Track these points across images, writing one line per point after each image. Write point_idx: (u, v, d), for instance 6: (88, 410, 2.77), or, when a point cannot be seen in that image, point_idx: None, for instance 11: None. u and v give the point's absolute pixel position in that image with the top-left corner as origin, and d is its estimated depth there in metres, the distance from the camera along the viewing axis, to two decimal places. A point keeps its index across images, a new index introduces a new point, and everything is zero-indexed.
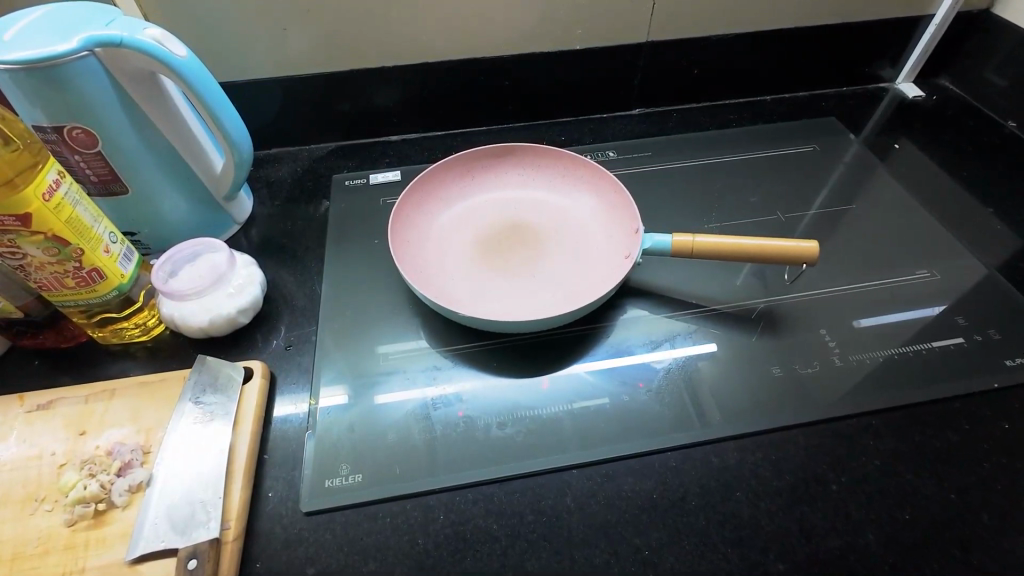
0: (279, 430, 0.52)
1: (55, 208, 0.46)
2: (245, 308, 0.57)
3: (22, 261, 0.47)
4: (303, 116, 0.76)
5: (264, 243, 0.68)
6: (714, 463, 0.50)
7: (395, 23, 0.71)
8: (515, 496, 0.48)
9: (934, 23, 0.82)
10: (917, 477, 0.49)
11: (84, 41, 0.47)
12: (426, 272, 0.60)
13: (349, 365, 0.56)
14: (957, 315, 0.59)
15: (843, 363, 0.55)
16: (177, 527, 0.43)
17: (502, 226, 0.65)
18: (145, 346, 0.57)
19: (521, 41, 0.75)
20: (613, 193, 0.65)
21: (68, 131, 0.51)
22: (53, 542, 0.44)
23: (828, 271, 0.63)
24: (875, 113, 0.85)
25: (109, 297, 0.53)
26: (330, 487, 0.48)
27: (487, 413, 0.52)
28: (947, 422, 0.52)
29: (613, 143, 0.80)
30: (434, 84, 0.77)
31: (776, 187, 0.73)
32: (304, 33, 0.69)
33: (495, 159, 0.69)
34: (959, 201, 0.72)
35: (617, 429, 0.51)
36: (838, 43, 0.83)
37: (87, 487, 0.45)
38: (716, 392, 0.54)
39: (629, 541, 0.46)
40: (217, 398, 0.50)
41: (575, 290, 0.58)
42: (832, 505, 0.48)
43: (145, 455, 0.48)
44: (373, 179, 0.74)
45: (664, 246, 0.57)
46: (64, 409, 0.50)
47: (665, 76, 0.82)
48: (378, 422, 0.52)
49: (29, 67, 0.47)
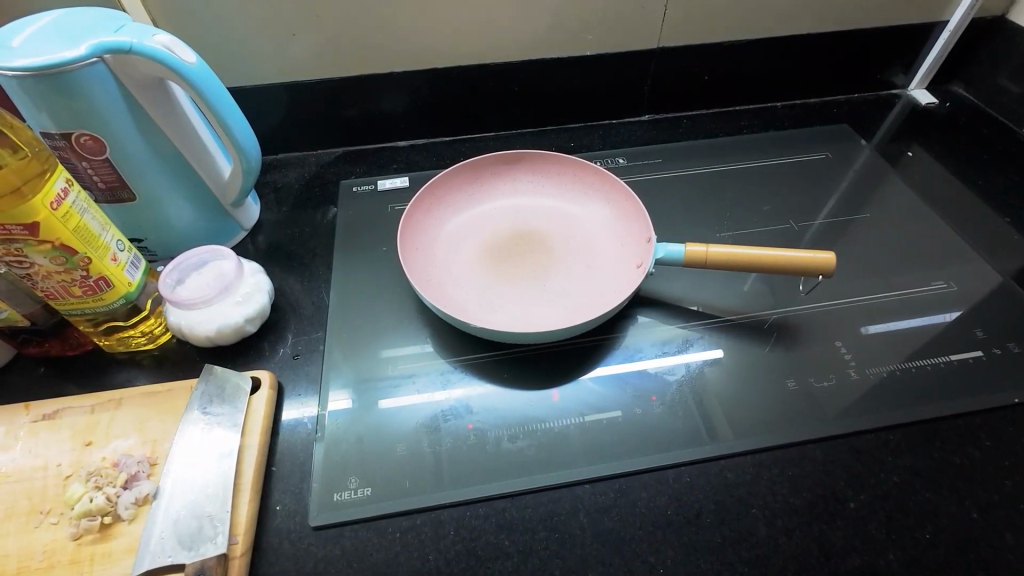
0: (286, 440, 0.52)
1: (63, 217, 0.45)
2: (252, 316, 0.56)
3: (29, 269, 0.47)
4: (311, 120, 0.76)
5: (270, 249, 0.67)
6: (729, 478, 0.49)
7: (404, 29, 0.70)
8: (527, 511, 0.48)
9: (949, 29, 0.81)
10: (937, 496, 0.48)
11: (92, 47, 0.47)
12: (434, 280, 0.59)
13: (356, 374, 0.55)
14: (976, 328, 0.58)
15: (859, 376, 0.55)
16: (184, 541, 0.42)
17: (512, 234, 0.64)
18: (151, 354, 0.57)
19: (530, 47, 0.75)
20: (624, 202, 0.64)
21: (75, 137, 0.51)
22: (58, 556, 0.43)
23: (842, 280, 0.62)
24: (886, 119, 0.84)
25: (115, 306, 0.52)
26: (339, 501, 0.48)
27: (499, 424, 0.52)
28: (967, 438, 0.51)
29: (624, 149, 0.79)
30: (442, 90, 0.76)
31: (787, 195, 0.72)
32: (313, 39, 0.69)
33: (504, 165, 0.68)
34: (974, 209, 0.71)
35: (630, 443, 0.51)
36: (850, 49, 0.82)
37: (93, 499, 0.44)
38: (729, 406, 0.53)
39: (643, 559, 0.45)
40: (224, 408, 0.50)
41: (587, 299, 0.57)
42: (850, 524, 0.47)
43: (151, 467, 0.47)
44: (381, 185, 0.74)
45: (676, 256, 0.56)
46: (70, 419, 0.50)
47: (676, 82, 0.81)
48: (388, 434, 0.51)
49: (37, 73, 0.46)
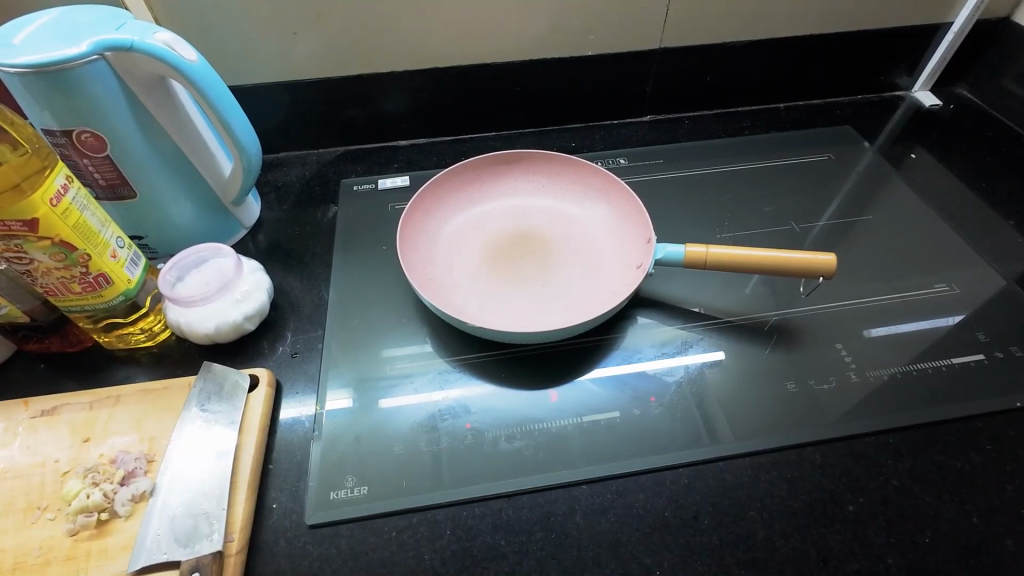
0: (284, 438, 0.52)
1: (62, 213, 0.45)
2: (251, 314, 0.56)
3: (29, 266, 0.47)
4: (313, 119, 0.76)
5: (271, 248, 0.67)
6: (727, 481, 0.49)
7: (406, 29, 0.70)
8: (524, 511, 0.47)
9: (953, 31, 0.81)
10: (938, 500, 0.48)
11: (94, 45, 0.47)
12: (434, 280, 0.59)
13: (355, 373, 0.55)
14: (979, 331, 0.57)
15: (860, 379, 0.54)
16: (180, 538, 0.42)
17: (512, 234, 0.64)
18: (150, 351, 0.57)
19: (532, 47, 0.75)
20: (625, 202, 0.64)
21: (76, 135, 0.51)
22: (54, 552, 0.43)
23: (843, 283, 0.62)
24: (890, 121, 0.84)
25: (115, 303, 0.52)
26: (335, 499, 0.48)
27: (497, 424, 0.51)
28: (969, 442, 0.51)
29: (625, 150, 0.79)
30: (444, 89, 0.76)
31: (790, 197, 0.72)
32: (315, 38, 0.69)
33: (506, 165, 0.68)
34: (977, 211, 0.70)
35: (629, 444, 0.50)
36: (853, 51, 0.82)
37: (90, 496, 0.44)
38: (729, 407, 0.52)
39: (640, 560, 0.45)
40: (222, 405, 0.50)
41: (587, 300, 0.57)
42: (850, 528, 0.46)
43: (148, 464, 0.47)
44: (382, 185, 0.74)
45: (676, 257, 0.56)
46: (68, 416, 0.50)
47: (678, 84, 0.81)
48: (385, 433, 0.51)
49: (39, 71, 0.46)
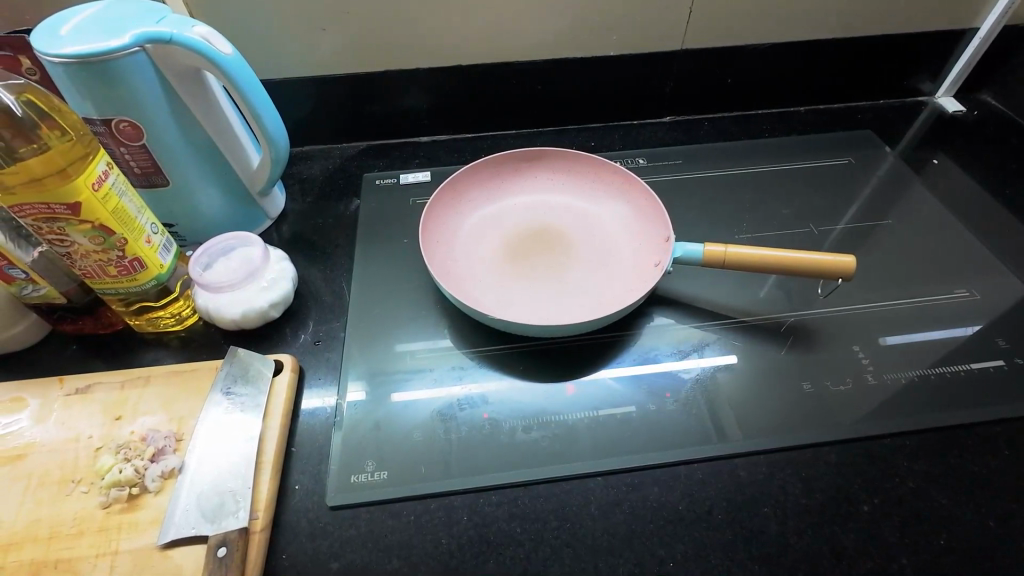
0: (306, 423, 0.53)
1: (103, 198, 0.47)
2: (276, 302, 0.58)
3: (69, 248, 0.49)
4: (337, 115, 0.78)
5: (294, 238, 0.69)
6: (741, 477, 0.49)
7: (432, 26, 0.71)
8: (540, 501, 0.48)
9: (979, 37, 0.80)
10: (953, 502, 0.48)
11: (135, 37, 0.49)
12: (454, 273, 0.60)
13: (375, 364, 0.56)
14: (998, 337, 0.57)
15: (877, 381, 0.54)
16: (207, 514, 0.44)
17: (530, 231, 0.65)
18: (178, 335, 0.59)
19: (554, 46, 0.75)
20: (643, 201, 0.65)
21: (115, 124, 0.53)
22: (87, 524, 0.45)
23: (861, 286, 0.62)
24: (912, 126, 0.83)
25: (147, 287, 0.54)
26: (356, 483, 0.49)
27: (514, 415, 0.52)
28: (986, 447, 0.51)
29: (644, 150, 0.79)
30: (466, 87, 0.78)
31: (808, 200, 0.72)
32: (343, 34, 0.70)
33: (526, 163, 0.69)
34: (998, 217, 0.70)
35: (644, 438, 0.51)
36: (876, 55, 0.82)
37: (122, 471, 0.46)
38: (744, 406, 0.53)
39: (653, 553, 0.46)
40: (247, 389, 0.51)
41: (604, 296, 0.58)
42: (863, 527, 0.47)
43: (177, 442, 0.49)
44: (403, 179, 0.75)
45: (695, 255, 0.56)
46: (101, 395, 0.52)
47: (699, 85, 0.81)
48: (404, 421, 0.52)
49: (83, 61, 0.48)
